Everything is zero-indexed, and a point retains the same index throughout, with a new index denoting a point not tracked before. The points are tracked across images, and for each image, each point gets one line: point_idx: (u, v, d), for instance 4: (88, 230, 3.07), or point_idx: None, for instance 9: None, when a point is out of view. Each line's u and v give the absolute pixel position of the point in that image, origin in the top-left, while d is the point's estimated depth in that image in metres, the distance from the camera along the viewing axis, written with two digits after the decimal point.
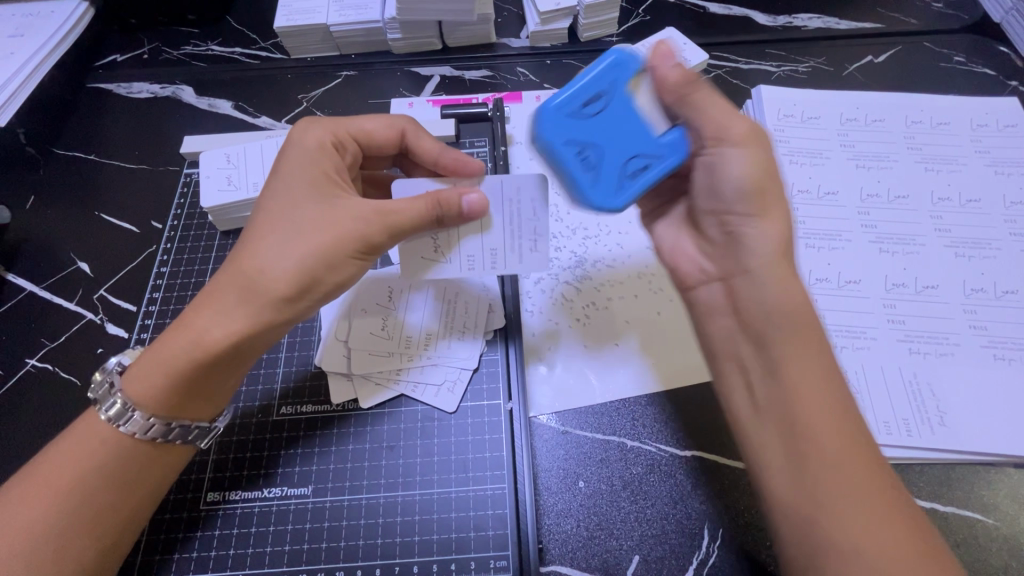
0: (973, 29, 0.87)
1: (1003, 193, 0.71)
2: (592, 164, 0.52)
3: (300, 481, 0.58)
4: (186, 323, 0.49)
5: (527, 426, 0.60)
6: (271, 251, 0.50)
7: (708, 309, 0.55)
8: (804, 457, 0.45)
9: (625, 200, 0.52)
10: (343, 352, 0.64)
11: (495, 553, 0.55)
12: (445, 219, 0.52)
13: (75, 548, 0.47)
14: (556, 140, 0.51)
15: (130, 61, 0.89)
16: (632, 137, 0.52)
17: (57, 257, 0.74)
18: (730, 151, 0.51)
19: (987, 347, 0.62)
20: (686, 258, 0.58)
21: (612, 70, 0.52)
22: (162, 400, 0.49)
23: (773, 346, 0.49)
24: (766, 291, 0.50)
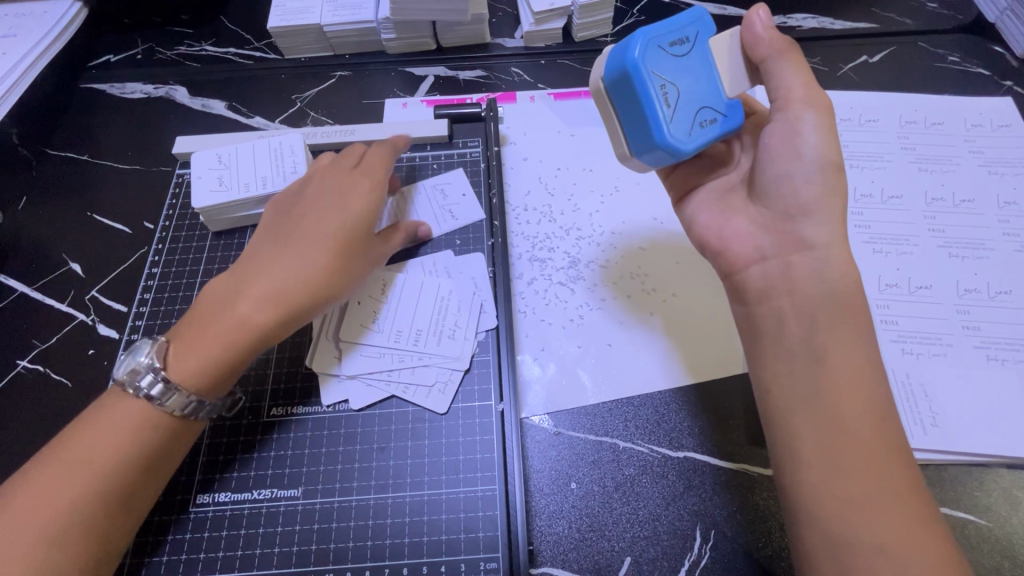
0: (968, 29, 0.87)
1: (996, 193, 0.71)
2: (672, 102, 0.48)
3: (290, 483, 0.58)
4: (246, 316, 0.53)
5: (519, 427, 0.60)
6: (330, 266, 0.56)
7: (762, 290, 0.51)
8: (839, 452, 0.45)
9: (692, 148, 0.49)
10: (326, 326, 0.64)
11: (485, 554, 0.55)
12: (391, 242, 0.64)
13: (99, 531, 0.48)
14: (644, 70, 0.48)
15: (124, 61, 0.88)
16: (707, 89, 0.51)
17: (49, 257, 0.74)
18: (802, 127, 0.50)
19: (980, 347, 0.62)
20: (736, 237, 0.55)
21: (699, 22, 0.51)
22: (223, 385, 0.53)
23: (823, 334, 0.47)
24: (827, 268, 0.49)
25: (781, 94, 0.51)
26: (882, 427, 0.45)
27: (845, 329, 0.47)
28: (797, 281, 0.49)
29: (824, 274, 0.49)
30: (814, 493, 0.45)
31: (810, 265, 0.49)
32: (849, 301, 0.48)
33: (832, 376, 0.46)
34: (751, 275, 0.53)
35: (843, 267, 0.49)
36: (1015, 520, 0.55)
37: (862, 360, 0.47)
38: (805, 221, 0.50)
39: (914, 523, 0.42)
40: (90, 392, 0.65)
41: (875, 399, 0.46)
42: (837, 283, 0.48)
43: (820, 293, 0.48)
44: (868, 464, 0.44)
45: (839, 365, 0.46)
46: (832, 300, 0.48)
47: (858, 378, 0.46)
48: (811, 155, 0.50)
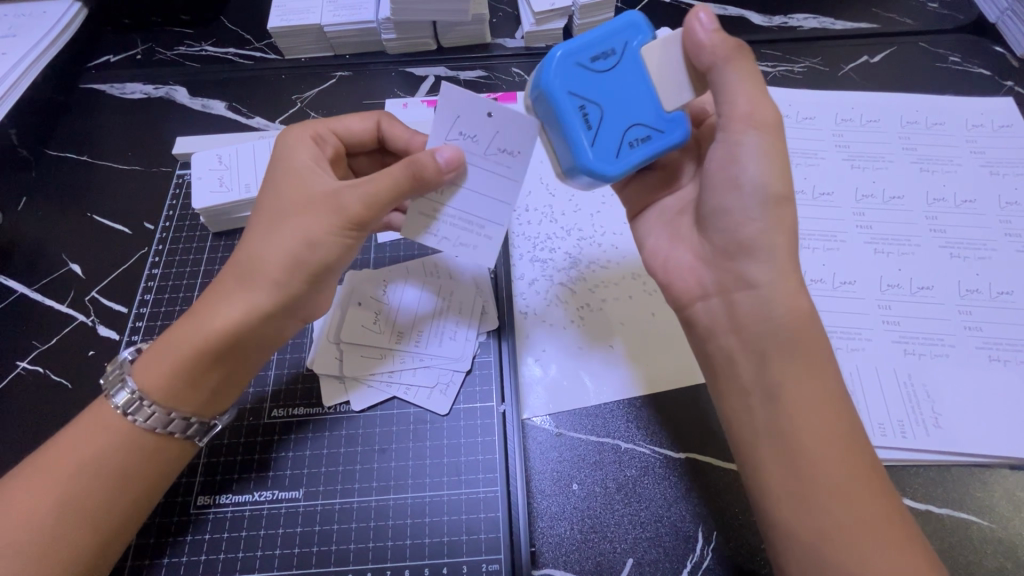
0: (969, 29, 0.87)
1: (998, 193, 0.71)
2: (594, 122, 0.49)
3: (291, 484, 0.58)
4: (193, 314, 0.52)
5: (521, 428, 0.60)
6: (264, 243, 0.51)
7: (708, 328, 0.53)
8: (805, 476, 0.45)
9: (623, 167, 0.49)
10: (376, 351, 0.63)
11: (487, 556, 0.55)
12: (424, 181, 0.50)
13: (61, 545, 0.47)
14: (558, 90, 0.48)
15: (123, 61, 0.88)
16: (640, 103, 0.50)
17: (49, 258, 0.74)
18: (748, 148, 0.49)
19: (982, 348, 0.62)
20: (681, 274, 0.56)
21: (628, 30, 0.49)
22: (162, 383, 0.50)
23: (775, 370, 0.48)
24: (772, 304, 0.49)
25: (725, 112, 0.50)
26: (850, 447, 0.46)
27: (799, 360, 0.48)
28: (741, 320, 0.50)
29: (766, 313, 0.49)
30: (788, 501, 0.46)
31: (753, 302, 0.50)
32: (800, 329, 0.48)
33: (790, 407, 0.47)
34: (698, 312, 0.55)
35: (789, 301, 0.49)
36: (1018, 521, 0.55)
37: (819, 387, 0.47)
38: (748, 260, 0.50)
39: (891, 539, 0.43)
40: (90, 394, 0.65)
41: (838, 420, 0.47)
42: (784, 318, 0.48)
43: (765, 327, 0.49)
44: (839, 485, 0.45)
45: (797, 397, 0.47)
46: (776, 335, 0.48)
47: (823, 401, 0.47)
48: (750, 185, 0.49)
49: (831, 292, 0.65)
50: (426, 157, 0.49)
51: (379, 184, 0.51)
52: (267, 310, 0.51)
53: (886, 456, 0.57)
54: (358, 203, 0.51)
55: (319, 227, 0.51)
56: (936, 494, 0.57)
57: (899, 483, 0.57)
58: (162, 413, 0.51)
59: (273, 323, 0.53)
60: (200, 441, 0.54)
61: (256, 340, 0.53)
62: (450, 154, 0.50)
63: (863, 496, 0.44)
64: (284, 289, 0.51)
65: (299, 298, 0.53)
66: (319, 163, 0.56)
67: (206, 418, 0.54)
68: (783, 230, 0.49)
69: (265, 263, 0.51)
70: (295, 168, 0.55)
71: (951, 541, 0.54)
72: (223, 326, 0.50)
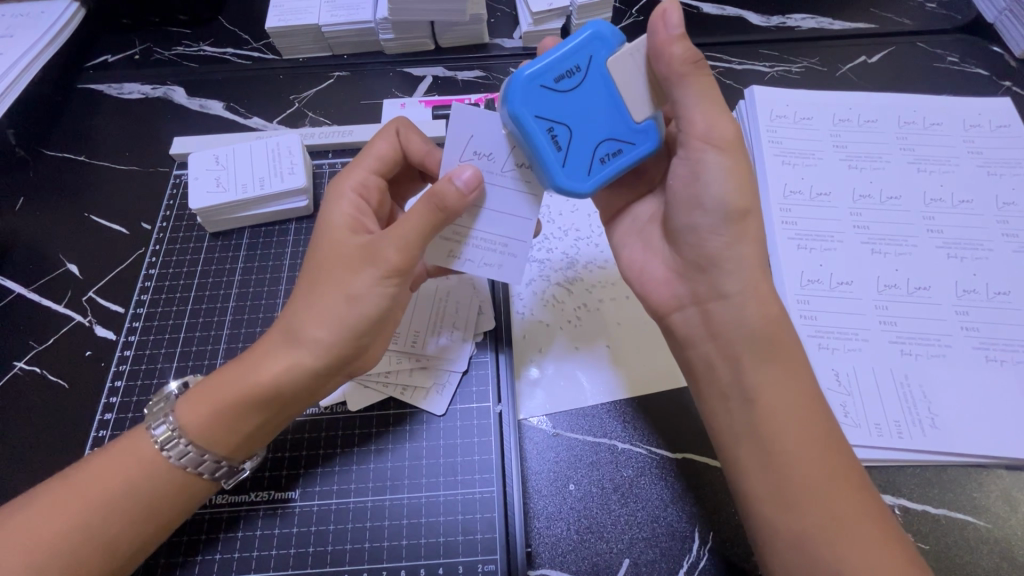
0: (966, 28, 0.87)
1: (996, 194, 0.71)
2: (564, 143, 0.48)
3: (288, 485, 0.58)
4: (239, 365, 0.52)
5: (517, 429, 0.60)
6: (307, 299, 0.51)
7: (686, 337, 0.54)
8: (787, 479, 0.46)
9: (593, 186, 0.50)
10: (382, 377, 0.62)
11: (483, 557, 0.55)
12: (447, 208, 0.48)
13: (78, 563, 0.47)
14: (524, 114, 0.47)
15: (122, 61, 0.88)
16: (609, 118, 0.49)
17: (46, 258, 0.74)
18: (711, 160, 0.50)
19: (978, 348, 0.62)
20: (657, 285, 0.56)
21: (593, 42, 0.48)
22: (204, 427, 0.50)
23: (754, 373, 0.49)
24: (743, 312, 0.50)
25: (684, 131, 0.50)
26: (830, 447, 0.46)
27: (774, 363, 0.49)
28: (718, 329, 0.51)
29: (740, 321, 0.49)
30: (779, 506, 0.46)
31: (729, 313, 0.50)
32: (776, 336, 0.49)
33: (769, 411, 0.47)
34: (675, 321, 0.55)
35: (760, 309, 0.49)
36: (1015, 522, 0.55)
37: (796, 389, 0.48)
38: (719, 274, 0.50)
39: (873, 538, 0.43)
40: (88, 394, 0.65)
41: (816, 422, 0.47)
42: (756, 325, 0.49)
43: (737, 334, 0.50)
44: (821, 486, 0.45)
45: (773, 399, 0.48)
46: (755, 340, 0.49)
47: (799, 403, 0.47)
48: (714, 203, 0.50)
49: (828, 292, 0.65)
50: (445, 184, 0.48)
51: (410, 231, 0.49)
52: (311, 369, 0.51)
53: (883, 456, 0.58)
54: (393, 251, 0.50)
55: (358, 281, 0.51)
56: (932, 495, 0.57)
57: (895, 483, 0.57)
58: (196, 454, 0.51)
59: (316, 382, 0.52)
60: (225, 483, 0.53)
61: (298, 398, 0.52)
62: (469, 176, 0.48)
63: (845, 498, 0.45)
64: (328, 351, 0.50)
65: (344, 360, 0.52)
66: (360, 215, 0.55)
67: (236, 462, 0.53)
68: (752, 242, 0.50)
69: (311, 320, 0.51)
70: (336, 221, 0.54)
71: (947, 541, 0.54)
72: (267, 380, 0.50)
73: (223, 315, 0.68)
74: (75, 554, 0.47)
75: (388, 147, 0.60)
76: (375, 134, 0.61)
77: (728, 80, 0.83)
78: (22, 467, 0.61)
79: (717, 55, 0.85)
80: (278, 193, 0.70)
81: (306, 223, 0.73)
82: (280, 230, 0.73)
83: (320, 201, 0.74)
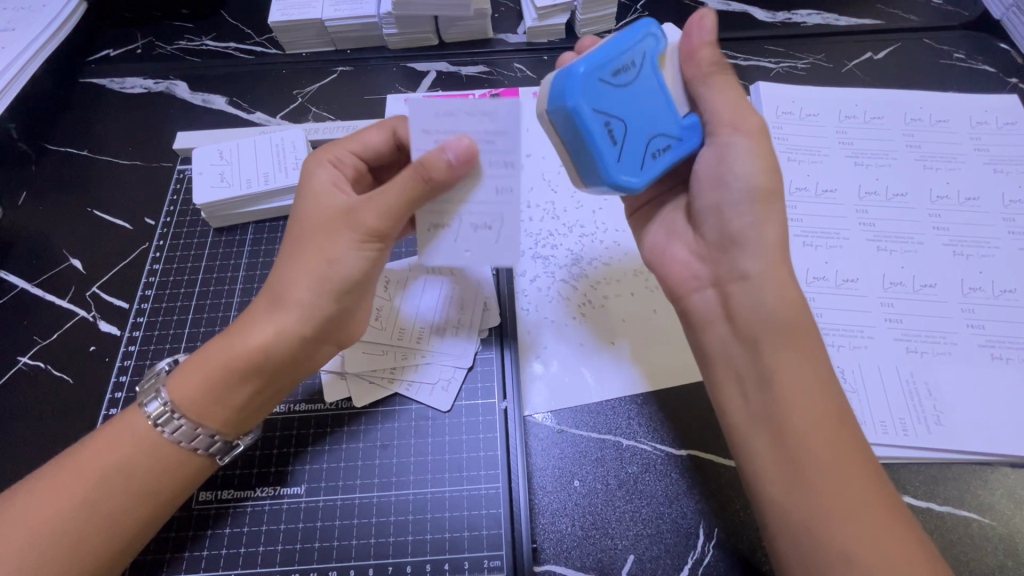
0: (973, 25, 0.87)
1: (1002, 192, 0.70)
2: (620, 138, 0.47)
3: (293, 481, 0.58)
4: (226, 336, 0.52)
5: (522, 425, 0.60)
6: (291, 269, 0.51)
7: (703, 318, 0.54)
8: (799, 463, 0.46)
9: (648, 178, 0.49)
10: (387, 372, 0.62)
11: (489, 553, 0.55)
12: (436, 182, 0.48)
13: (84, 549, 0.48)
14: (586, 105, 0.45)
15: (123, 55, 0.88)
16: (659, 114, 0.50)
17: (49, 254, 0.73)
18: (737, 143, 0.51)
19: (985, 346, 0.62)
20: (678, 265, 0.57)
21: (645, 41, 0.49)
22: (193, 399, 0.50)
23: (768, 359, 0.49)
24: (766, 293, 0.50)
25: (710, 121, 0.52)
26: (842, 434, 0.46)
27: (790, 352, 0.49)
28: (739, 311, 0.51)
29: (759, 302, 0.50)
30: (791, 502, 0.46)
31: (748, 294, 0.51)
32: (794, 325, 0.49)
33: (785, 396, 0.47)
34: (694, 303, 0.55)
35: (779, 291, 0.50)
36: (1019, 519, 0.55)
37: (815, 373, 0.48)
38: (741, 254, 0.51)
39: (880, 527, 0.43)
40: (91, 390, 0.64)
41: (834, 406, 0.47)
42: (772, 309, 0.49)
43: (756, 317, 0.50)
44: (831, 474, 0.45)
45: (790, 383, 0.47)
46: (775, 325, 0.49)
47: (814, 390, 0.47)
48: (741, 183, 0.51)
49: (833, 289, 0.65)
50: (434, 157, 0.47)
51: (392, 196, 0.49)
52: (301, 334, 0.51)
53: (888, 453, 0.57)
54: (383, 222, 0.50)
55: (337, 245, 0.51)
56: (937, 492, 0.57)
57: (900, 480, 0.57)
58: (188, 427, 0.51)
59: (308, 347, 0.52)
60: (220, 459, 0.53)
61: (289, 365, 0.52)
62: (461, 147, 0.47)
63: (857, 483, 0.45)
64: (313, 315, 0.51)
65: (332, 322, 0.53)
66: (338, 184, 0.55)
67: (230, 437, 0.53)
68: (774, 225, 0.50)
69: (294, 285, 0.51)
70: (316, 191, 0.54)
71: (952, 539, 0.54)
72: (258, 346, 0.50)
73: (227, 310, 0.68)
74: (79, 540, 0.47)
75: (376, 134, 0.59)
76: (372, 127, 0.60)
77: (734, 77, 0.83)
78: (27, 461, 0.61)
79: (723, 51, 0.85)
80: (282, 188, 0.69)
81: None
82: (283, 225, 0.73)
83: None
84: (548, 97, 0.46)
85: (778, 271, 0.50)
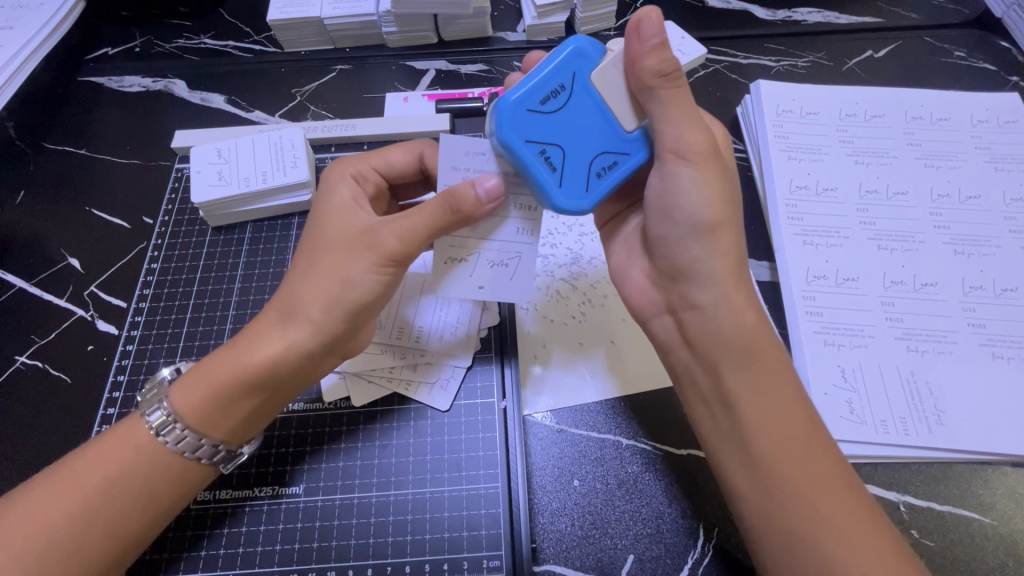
0: (974, 23, 0.86)
1: (1003, 190, 0.70)
2: (557, 163, 0.47)
3: (292, 481, 0.58)
4: (231, 349, 0.51)
5: (521, 424, 0.60)
6: (303, 281, 0.51)
7: (666, 342, 0.54)
8: (769, 485, 0.46)
9: (593, 200, 0.48)
10: (386, 371, 0.62)
11: (488, 553, 0.54)
12: (462, 215, 0.48)
13: (81, 555, 0.47)
14: (513, 139, 0.46)
15: (121, 54, 0.88)
16: (600, 132, 0.48)
17: (47, 253, 0.73)
18: (684, 171, 0.48)
19: (985, 345, 0.62)
20: (638, 291, 0.57)
21: (575, 59, 0.47)
22: (196, 410, 0.50)
23: (730, 383, 0.48)
24: (719, 321, 0.49)
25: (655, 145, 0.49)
26: (814, 452, 0.46)
27: (752, 371, 0.48)
28: (694, 339, 0.51)
29: (712, 330, 0.49)
30: (766, 520, 0.46)
31: (701, 322, 0.50)
32: (753, 348, 0.48)
33: (748, 420, 0.47)
34: (653, 327, 0.56)
35: (733, 318, 0.48)
36: (1020, 519, 0.55)
37: (780, 394, 0.47)
38: (691, 284, 0.50)
39: (858, 541, 0.43)
40: (89, 390, 0.64)
41: (802, 426, 0.47)
42: (726, 335, 0.48)
43: (711, 344, 0.49)
44: (803, 492, 0.45)
45: (755, 405, 0.47)
46: (732, 350, 0.48)
47: (781, 411, 0.47)
48: (688, 213, 0.49)
49: (833, 288, 0.65)
50: (465, 188, 0.47)
51: (414, 219, 0.49)
52: (305, 350, 0.50)
53: (890, 453, 0.57)
54: (394, 240, 0.50)
55: (351, 262, 0.50)
56: (937, 491, 0.57)
57: (901, 480, 0.57)
58: (192, 438, 0.51)
59: (312, 362, 0.52)
60: (223, 467, 0.53)
61: (294, 379, 0.52)
62: (491, 185, 0.48)
63: (830, 502, 0.44)
64: (322, 330, 0.50)
65: (339, 339, 0.52)
66: (358, 201, 0.55)
67: (234, 446, 0.53)
68: (723, 255, 0.49)
69: (305, 299, 0.50)
70: (336, 206, 0.55)
71: (952, 538, 0.54)
72: (263, 362, 0.50)
73: (225, 309, 0.68)
74: (79, 543, 0.47)
75: (403, 153, 0.60)
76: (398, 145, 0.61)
77: (734, 75, 0.83)
78: (25, 461, 0.61)
79: (723, 49, 0.85)
80: (281, 187, 0.69)
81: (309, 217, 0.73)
82: (282, 224, 0.73)
83: None
84: (487, 132, 0.48)
85: (732, 296, 0.49)
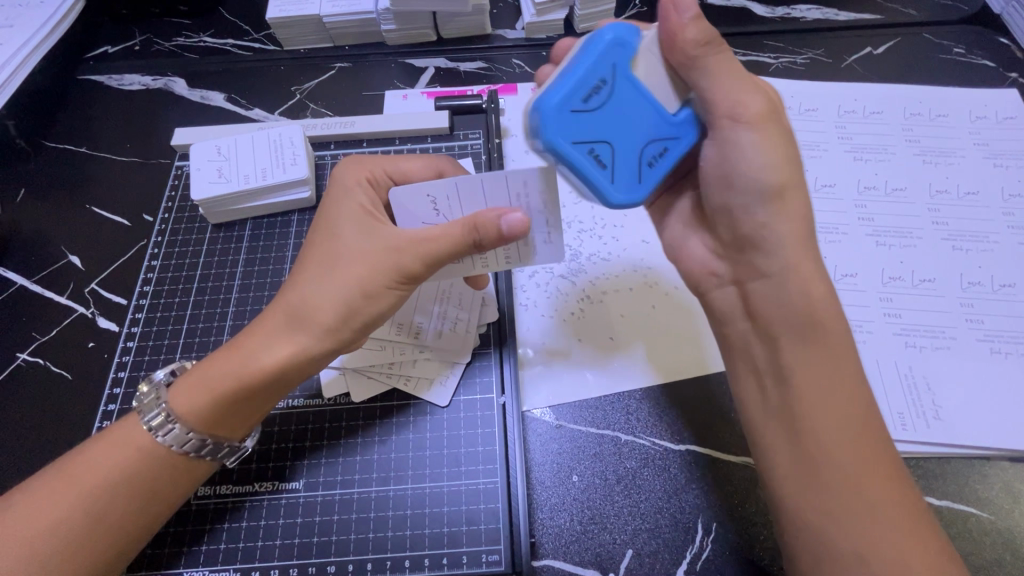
0: (973, 20, 0.86)
1: (1001, 186, 0.70)
2: (608, 161, 0.46)
3: (292, 476, 0.58)
4: (236, 349, 0.51)
5: (521, 420, 0.60)
6: (311, 285, 0.51)
7: (724, 314, 0.54)
8: (816, 465, 0.46)
9: (648, 189, 0.48)
10: (385, 367, 0.62)
11: (487, 547, 0.55)
12: (483, 244, 0.50)
13: (84, 555, 0.48)
14: (562, 143, 0.44)
15: (121, 52, 0.88)
16: (645, 120, 0.47)
17: (48, 251, 0.73)
18: (746, 134, 0.47)
19: (983, 340, 0.62)
20: (696, 260, 0.57)
21: (613, 49, 0.45)
22: (203, 413, 0.50)
23: (790, 357, 0.48)
24: (786, 291, 0.48)
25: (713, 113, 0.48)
26: (863, 434, 0.45)
27: (810, 346, 0.47)
28: (757, 309, 0.50)
29: (781, 300, 0.49)
30: (798, 499, 0.46)
31: (769, 292, 0.49)
32: (821, 321, 0.48)
33: (804, 397, 0.47)
34: (715, 299, 0.55)
35: (802, 289, 0.48)
36: (1017, 513, 0.55)
37: (840, 373, 0.47)
38: (756, 254, 0.50)
39: (895, 530, 0.43)
40: (90, 388, 0.64)
41: (857, 407, 0.46)
42: (793, 307, 0.48)
43: (776, 315, 0.49)
44: (851, 469, 0.45)
45: (812, 380, 0.47)
46: (796, 320, 0.48)
47: (840, 390, 0.46)
48: (756, 178, 0.48)
49: (832, 284, 0.65)
50: (489, 221, 0.49)
51: (436, 242, 0.50)
52: (312, 354, 0.51)
53: None
54: (416, 258, 0.51)
55: (370, 275, 0.51)
56: (935, 486, 0.57)
57: None
58: (197, 439, 0.51)
59: (318, 365, 0.53)
60: (228, 461, 0.54)
61: (298, 380, 0.53)
62: (516, 221, 0.49)
63: (875, 488, 0.44)
64: (331, 336, 0.51)
65: (347, 345, 0.53)
66: (374, 209, 0.55)
67: (237, 444, 0.54)
68: (792, 221, 0.48)
69: (317, 306, 0.50)
70: (349, 211, 0.54)
71: (950, 533, 0.54)
72: (270, 366, 0.50)
73: (225, 305, 0.68)
74: (76, 538, 0.48)
75: (422, 168, 0.59)
76: (416, 158, 0.60)
77: None
78: (26, 457, 0.61)
79: None
80: (280, 184, 0.69)
81: (309, 214, 0.73)
82: (282, 221, 0.73)
83: (321, 192, 0.74)
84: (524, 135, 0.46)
85: (803, 267, 0.48)
